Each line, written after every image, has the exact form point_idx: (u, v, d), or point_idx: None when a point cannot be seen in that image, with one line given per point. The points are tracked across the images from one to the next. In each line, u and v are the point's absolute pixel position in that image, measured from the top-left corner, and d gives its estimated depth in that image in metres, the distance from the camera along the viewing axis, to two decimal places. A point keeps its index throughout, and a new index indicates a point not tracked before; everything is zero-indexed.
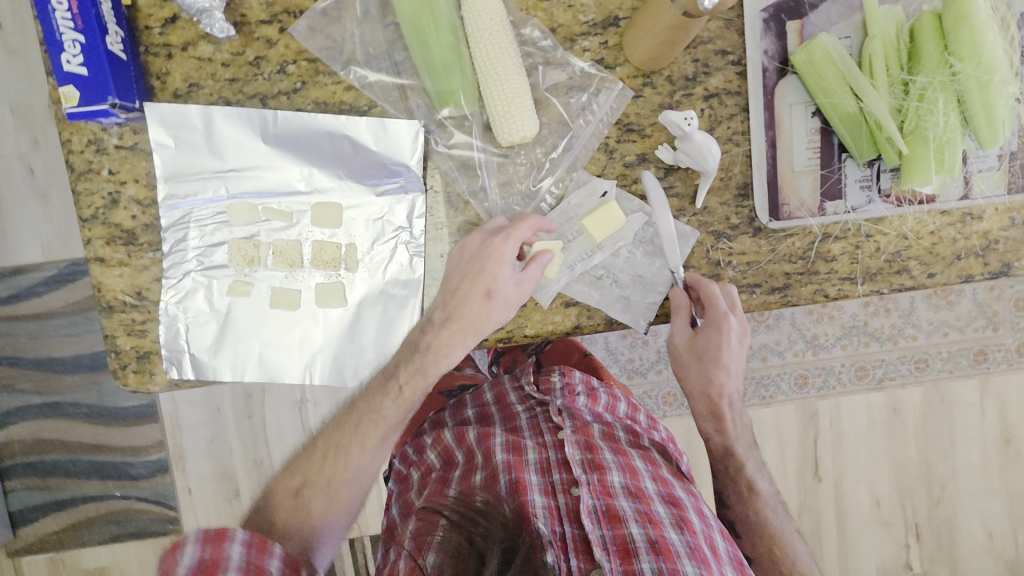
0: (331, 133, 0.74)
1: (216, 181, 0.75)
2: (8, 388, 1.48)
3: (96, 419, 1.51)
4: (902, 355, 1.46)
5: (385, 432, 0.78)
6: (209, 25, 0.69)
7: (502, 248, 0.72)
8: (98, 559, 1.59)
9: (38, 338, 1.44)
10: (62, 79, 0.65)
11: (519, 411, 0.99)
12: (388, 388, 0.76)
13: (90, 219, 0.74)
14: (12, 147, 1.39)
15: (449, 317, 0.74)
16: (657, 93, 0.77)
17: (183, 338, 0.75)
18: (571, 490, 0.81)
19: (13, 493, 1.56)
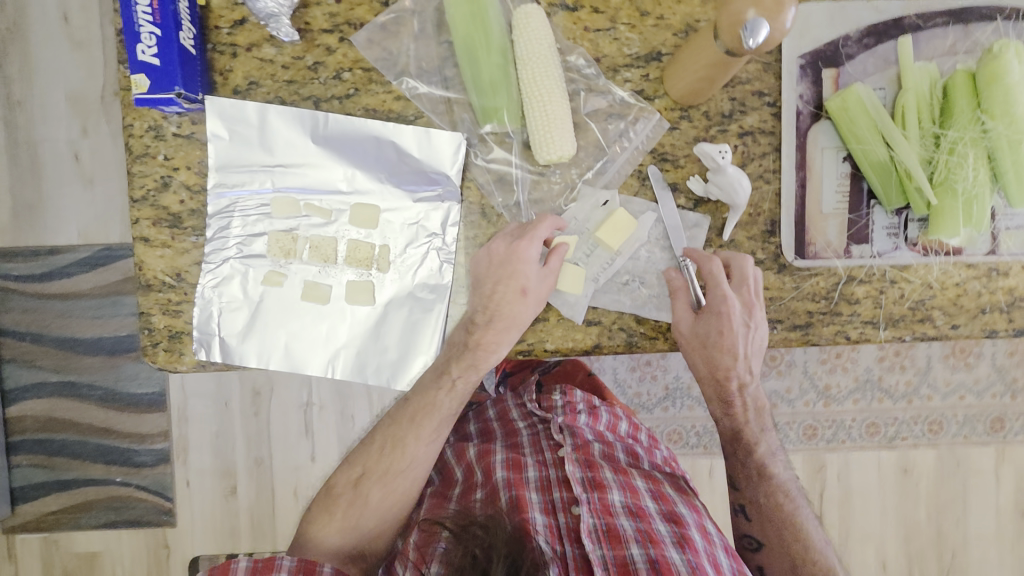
0: (378, 138, 0.77)
1: (263, 174, 0.78)
2: (29, 364, 1.54)
3: (109, 403, 1.56)
4: (916, 415, 1.45)
5: (438, 424, 0.84)
6: (275, 29, 0.73)
7: (526, 249, 0.75)
8: (92, 543, 1.62)
9: (66, 317, 1.51)
10: (135, 67, 0.70)
11: (521, 427, 1.02)
12: (441, 383, 0.81)
13: (140, 200, 0.78)
14: (64, 134, 1.48)
15: (486, 316, 0.77)
16: (693, 126, 0.79)
17: (215, 321, 0.78)
18: (571, 509, 0.84)
19: (17, 469, 1.59)
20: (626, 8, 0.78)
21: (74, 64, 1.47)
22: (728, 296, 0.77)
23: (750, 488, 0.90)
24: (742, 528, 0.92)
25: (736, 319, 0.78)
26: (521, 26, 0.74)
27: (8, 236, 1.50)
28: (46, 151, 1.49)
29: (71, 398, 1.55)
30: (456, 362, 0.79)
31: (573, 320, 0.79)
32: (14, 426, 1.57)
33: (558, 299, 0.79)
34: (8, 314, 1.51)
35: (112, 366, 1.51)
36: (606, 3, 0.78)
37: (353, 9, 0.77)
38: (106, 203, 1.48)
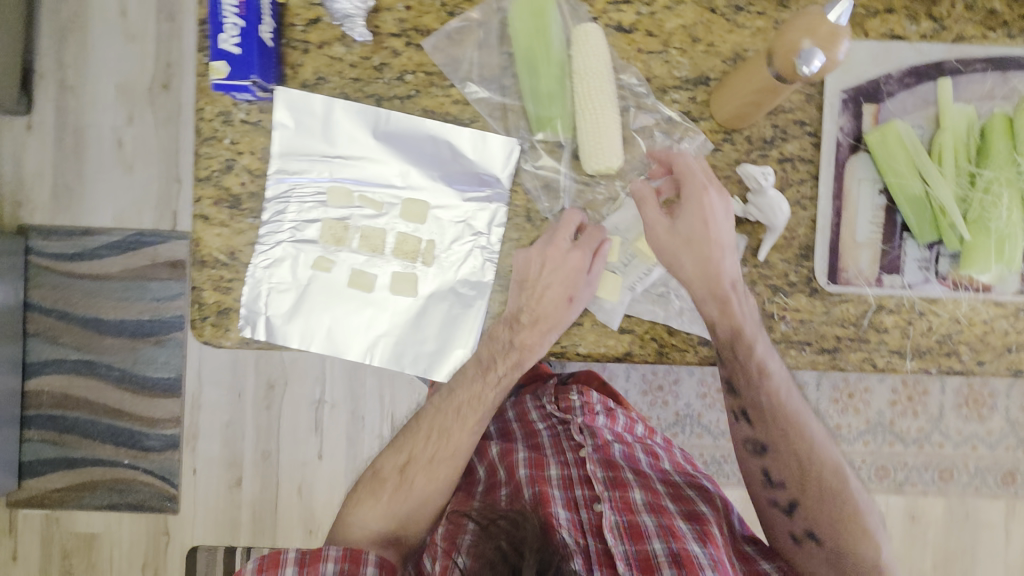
0: (436, 138, 0.81)
1: (323, 164, 0.82)
2: (52, 340, 1.81)
3: (124, 384, 1.84)
4: (927, 461, 1.45)
5: (482, 416, 0.88)
6: (350, 28, 0.78)
7: (576, 260, 0.80)
8: (91, 524, 1.87)
9: (93, 297, 1.81)
10: (216, 54, 0.75)
11: (540, 428, 1.08)
12: (487, 377, 0.84)
13: (204, 179, 0.82)
14: (111, 121, 1.78)
15: (531, 317, 0.80)
16: (735, 149, 0.82)
17: (263, 301, 0.82)
18: (593, 506, 0.92)
19: (28, 444, 1.86)
20: (679, 34, 0.82)
21: (127, 54, 1.76)
22: (704, 189, 0.77)
23: (751, 391, 0.83)
24: (745, 436, 0.87)
25: (717, 211, 0.78)
26: (580, 41, 0.78)
27: (46, 216, 1.80)
28: (92, 134, 1.78)
29: (89, 375, 1.83)
30: (502, 359, 0.83)
31: (608, 325, 0.81)
32: (31, 401, 1.84)
33: (594, 303, 0.81)
34: (37, 291, 1.80)
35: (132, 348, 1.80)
36: (660, 28, 0.82)
37: (421, 16, 0.82)
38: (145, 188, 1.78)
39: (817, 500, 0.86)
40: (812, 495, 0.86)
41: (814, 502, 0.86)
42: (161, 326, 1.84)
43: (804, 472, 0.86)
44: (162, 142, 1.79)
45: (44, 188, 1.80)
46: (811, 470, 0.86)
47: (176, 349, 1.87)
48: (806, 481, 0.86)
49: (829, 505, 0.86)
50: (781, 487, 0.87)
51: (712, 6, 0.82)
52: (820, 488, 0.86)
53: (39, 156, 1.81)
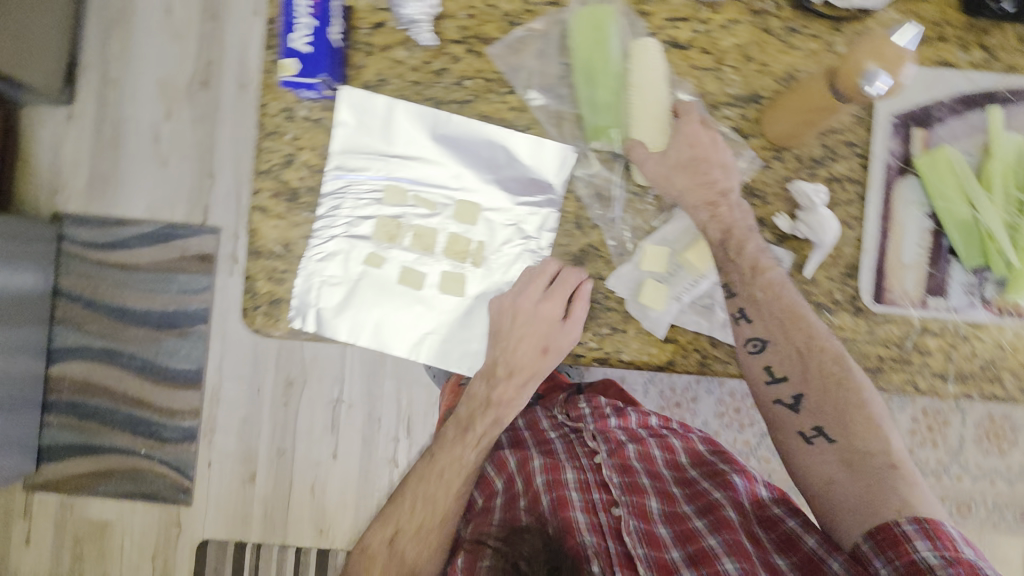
0: (493, 142, 0.83)
1: (380, 163, 0.84)
2: (78, 328, 1.87)
3: (144, 374, 1.89)
4: (946, 494, 1.44)
5: (466, 477, 0.93)
6: (415, 33, 0.82)
7: (549, 309, 0.82)
8: (104, 512, 1.92)
9: (121, 287, 1.87)
10: (289, 54, 0.81)
11: (552, 437, 1.03)
12: (467, 439, 0.93)
13: (264, 172, 0.84)
14: (150, 116, 1.86)
15: (507, 372, 0.88)
16: (785, 167, 0.84)
17: (314, 294, 0.83)
18: (611, 510, 0.87)
19: (47, 430, 1.91)
20: (734, 52, 0.84)
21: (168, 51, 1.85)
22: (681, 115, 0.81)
23: (744, 287, 0.79)
24: (741, 334, 0.80)
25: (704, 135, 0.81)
26: (639, 53, 0.79)
27: (79, 203, 1.88)
28: (129, 126, 1.87)
29: (111, 364, 1.88)
30: (479, 420, 0.92)
31: (654, 334, 0.82)
32: (52, 386, 1.89)
33: (640, 311, 0.82)
34: (66, 279, 1.86)
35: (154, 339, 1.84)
36: (715, 46, 0.84)
37: (482, 25, 0.84)
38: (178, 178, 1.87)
39: (825, 392, 0.77)
40: (817, 386, 0.77)
41: (821, 395, 0.77)
42: (184, 318, 1.88)
43: (809, 364, 0.78)
44: (198, 138, 1.88)
45: (79, 176, 1.90)
46: (817, 364, 0.77)
47: (199, 342, 1.90)
48: (809, 371, 0.78)
49: (835, 396, 0.76)
50: (784, 383, 0.78)
51: (767, 26, 0.84)
52: (825, 378, 0.77)
53: (77, 143, 1.90)
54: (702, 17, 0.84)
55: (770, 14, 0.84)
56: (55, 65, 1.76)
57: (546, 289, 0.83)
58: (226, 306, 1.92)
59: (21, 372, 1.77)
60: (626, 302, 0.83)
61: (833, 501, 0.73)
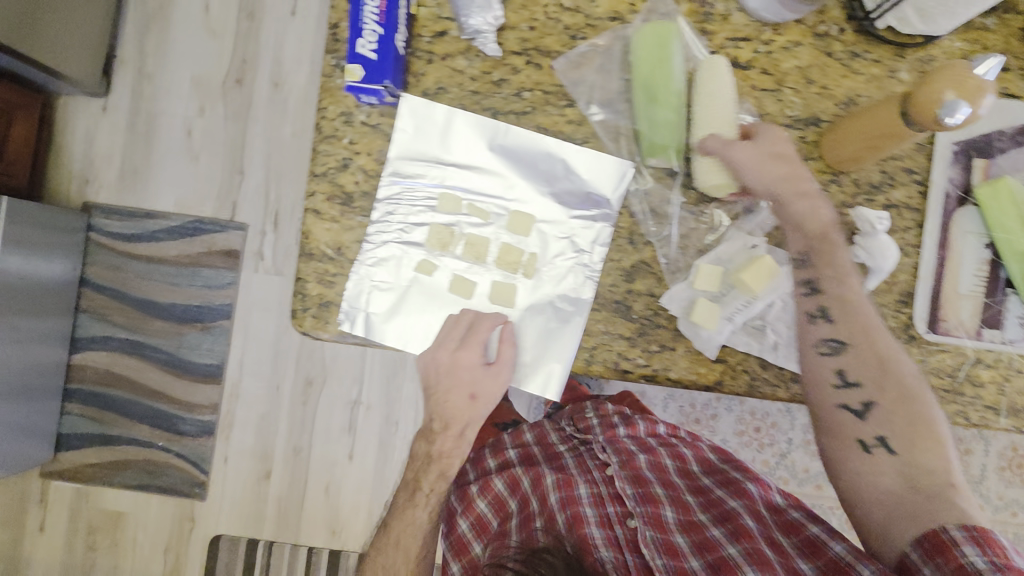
0: (551, 154, 0.82)
1: (436, 170, 0.84)
2: (103, 318, 2.03)
3: (168, 367, 2.03)
4: None
5: (421, 538, 1.00)
6: (482, 44, 0.82)
7: (467, 356, 0.84)
8: (119, 503, 2.04)
9: (146, 279, 2.03)
10: (353, 59, 0.77)
11: (563, 451, 1.08)
12: (416, 500, 1.01)
13: (320, 175, 0.84)
14: (184, 112, 2.02)
15: (443, 423, 0.93)
16: (841, 191, 0.83)
17: (365, 298, 0.83)
18: (626, 523, 0.90)
19: (68, 417, 2.04)
20: (794, 74, 0.84)
21: (207, 48, 2.01)
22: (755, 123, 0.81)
23: (835, 287, 0.79)
24: (818, 334, 0.79)
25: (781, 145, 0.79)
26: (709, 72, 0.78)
27: (111, 195, 2.03)
28: (163, 122, 2.03)
29: (135, 355, 2.04)
30: (425, 477, 0.99)
31: (704, 354, 0.82)
32: (75, 373, 2.04)
33: (691, 329, 0.82)
34: (94, 268, 2.02)
35: (178, 333, 2.00)
36: (776, 67, 0.84)
37: (543, 37, 0.84)
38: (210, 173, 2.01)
39: (895, 405, 0.76)
40: (891, 398, 0.76)
41: (891, 408, 0.76)
42: (209, 313, 2.02)
43: (886, 375, 0.77)
44: (230, 135, 2.01)
45: (111, 168, 2.03)
46: (891, 375, 0.77)
47: (221, 337, 2.02)
48: (885, 382, 0.77)
49: (906, 411, 0.76)
50: (854, 388, 0.78)
51: (828, 49, 0.84)
52: (897, 391, 0.76)
53: (110, 136, 2.04)
54: (764, 38, 0.84)
55: (832, 37, 0.83)
56: (88, 54, 1.88)
57: (462, 340, 0.84)
58: (254, 301, 2.01)
59: (47, 360, 1.92)
60: (677, 320, 0.83)
61: (884, 506, 0.73)
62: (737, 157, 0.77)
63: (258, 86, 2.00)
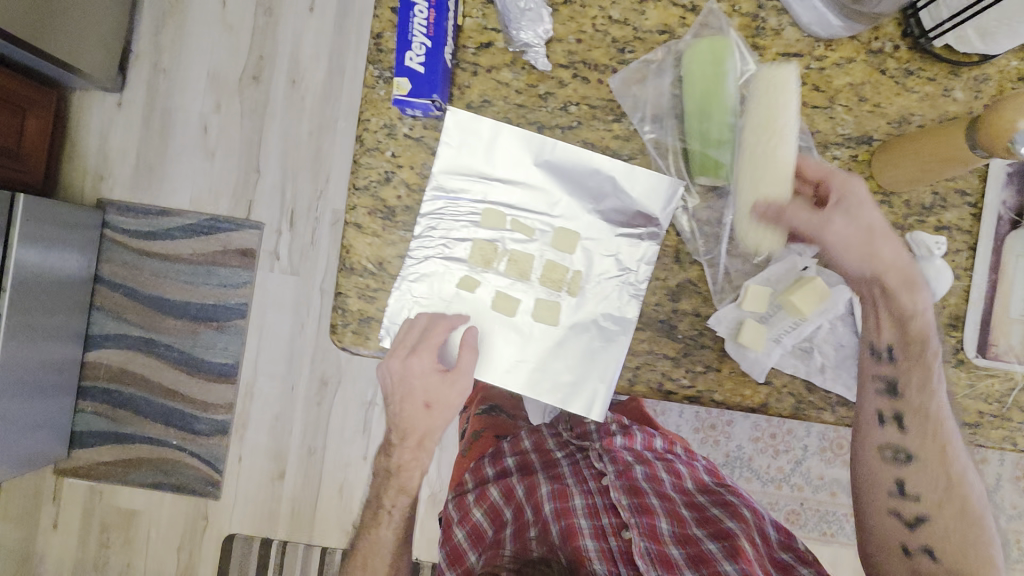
0: (599, 171, 0.80)
1: (480, 185, 0.82)
2: (117, 317, 2.02)
3: (182, 365, 2.02)
4: None
5: (387, 553, 1.04)
6: (533, 58, 0.80)
7: (418, 364, 0.82)
8: (133, 501, 2.02)
9: (161, 278, 2.01)
10: (401, 71, 0.76)
11: (559, 458, 1.12)
12: (380, 516, 1.05)
13: (362, 189, 0.83)
14: (200, 108, 1.99)
15: (401, 431, 0.93)
16: (893, 212, 0.82)
17: (406, 314, 0.83)
18: (621, 534, 0.94)
19: (82, 415, 2.03)
20: (846, 92, 0.82)
21: (223, 45, 1.98)
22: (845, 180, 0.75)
23: (916, 397, 0.81)
24: (888, 438, 0.83)
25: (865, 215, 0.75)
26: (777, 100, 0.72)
27: (126, 192, 2.00)
28: (179, 118, 2.00)
29: (149, 354, 2.02)
30: (386, 493, 1.03)
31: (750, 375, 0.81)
32: (89, 371, 2.03)
33: (737, 350, 0.81)
34: (108, 265, 2.00)
35: (193, 332, 1.98)
36: (828, 84, 0.82)
37: (590, 50, 0.82)
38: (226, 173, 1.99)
39: (950, 527, 0.81)
40: (946, 519, 0.81)
41: (945, 529, 0.81)
42: (223, 311, 2.00)
43: (948, 495, 0.81)
44: (245, 133, 1.98)
45: (126, 165, 2.00)
46: (952, 495, 0.81)
47: (235, 337, 2.01)
48: (943, 503, 0.81)
49: (959, 532, 0.80)
50: (911, 500, 0.83)
51: (882, 67, 0.82)
52: (954, 513, 0.81)
53: (125, 132, 2.01)
54: (817, 54, 0.82)
55: (886, 54, 0.82)
56: (106, 51, 1.85)
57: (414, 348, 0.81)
58: (269, 301, 1.99)
59: (62, 357, 1.90)
60: (723, 341, 0.82)
61: None
62: (828, 238, 0.75)
63: (275, 83, 1.97)
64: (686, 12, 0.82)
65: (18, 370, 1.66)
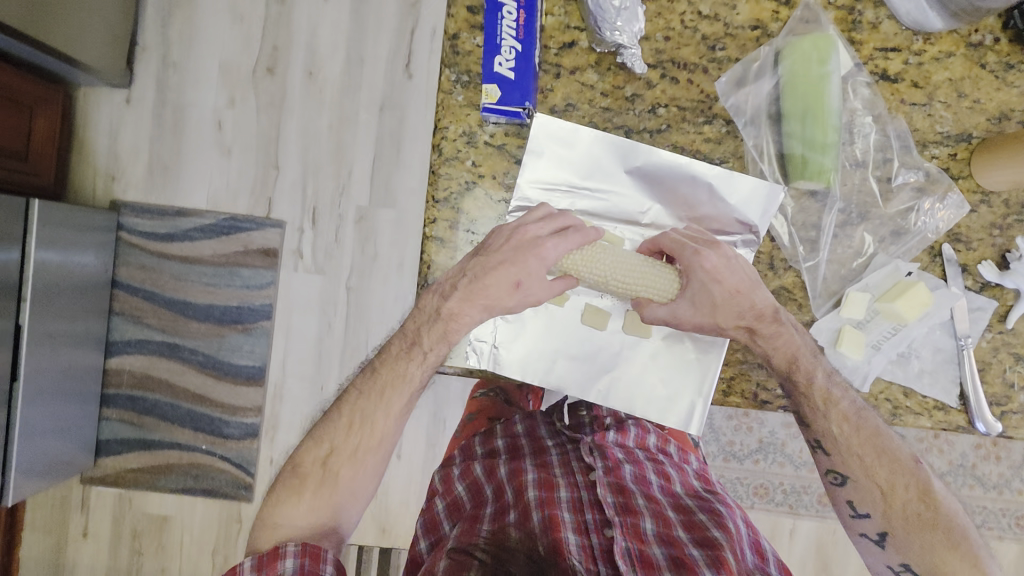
0: (695, 178, 0.78)
1: (568, 194, 0.81)
2: (136, 320, 1.75)
3: (207, 369, 1.74)
4: (1003, 507, 1.50)
5: (409, 396, 0.82)
6: (629, 60, 0.76)
7: (550, 252, 0.75)
8: (164, 508, 1.73)
9: (182, 280, 1.74)
10: (490, 78, 0.75)
11: (550, 446, 0.95)
12: (412, 354, 0.81)
13: (442, 201, 0.79)
14: (212, 103, 1.72)
15: (469, 282, 0.75)
16: (992, 212, 0.79)
17: (493, 331, 0.81)
18: (604, 531, 0.77)
19: (106, 423, 1.76)
20: (945, 87, 0.78)
21: (231, 36, 1.72)
22: (697, 248, 0.76)
23: (820, 417, 0.77)
24: (821, 462, 0.79)
25: (715, 287, 0.75)
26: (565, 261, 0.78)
27: (140, 193, 1.73)
28: (192, 115, 1.73)
29: (172, 358, 1.74)
30: (428, 333, 0.80)
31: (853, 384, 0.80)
32: (111, 378, 1.75)
33: (836, 358, 0.80)
34: (126, 268, 1.73)
35: (219, 336, 1.71)
36: (926, 79, 0.78)
37: (679, 48, 0.78)
38: (243, 172, 1.72)
39: (911, 531, 0.74)
40: (908, 530, 0.75)
41: (906, 535, 0.74)
42: (249, 313, 1.72)
43: (891, 502, 0.75)
44: (261, 129, 1.72)
45: (139, 165, 1.74)
46: (896, 496, 0.75)
47: (262, 339, 1.72)
48: (893, 510, 0.75)
49: (923, 534, 0.74)
50: (867, 519, 0.77)
51: (982, 61, 0.78)
52: (910, 517, 0.75)
53: (136, 129, 1.75)
54: (914, 48, 0.78)
55: (986, 47, 0.77)
56: (109, 38, 1.58)
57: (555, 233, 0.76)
58: (294, 300, 1.72)
59: (82, 364, 1.63)
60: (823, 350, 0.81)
61: None
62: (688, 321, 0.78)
63: (291, 75, 1.71)
64: (780, 5, 0.78)
65: (44, 381, 1.45)
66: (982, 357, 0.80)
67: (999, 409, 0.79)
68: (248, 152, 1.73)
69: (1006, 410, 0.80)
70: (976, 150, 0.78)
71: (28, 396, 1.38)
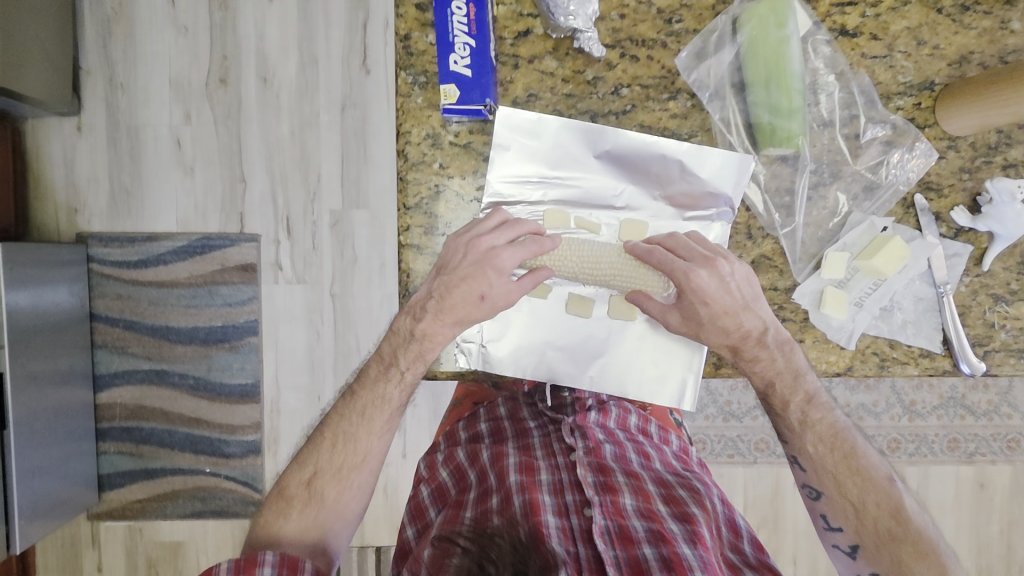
0: (665, 156, 0.77)
1: (540, 184, 0.79)
2: (120, 351, 1.70)
3: (199, 392, 1.71)
4: (994, 433, 1.53)
5: (389, 414, 0.81)
6: (585, 44, 0.75)
7: (506, 260, 0.74)
8: (176, 533, 1.72)
9: (162, 305, 1.69)
10: (447, 77, 0.74)
11: (532, 427, 0.94)
12: (390, 376, 0.80)
13: (414, 207, 0.79)
14: (167, 120, 1.67)
15: (437, 303, 0.74)
16: (960, 156, 0.79)
17: (479, 331, 0.80)
18: (584, 511, 0.77)
19: (104, 457, 1.72)
20: (904, 36, 0.78)
21: (178, 46, 1.65)
22: (688, 270, 0.73)
23: (797, 437, 0.78)
24: (797, 477, 0.80)
25: (715, 305, 0.74)
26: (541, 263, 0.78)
27: (106, 222, 1.68)
28: (148, 136, 1.67)
29: (162, 385, 1.71)
30: (400, 350, 0.79)
31: (839, 342, 0.81)
32: (103, 413, 1.71)
33: (820, 318, 0.81)
34: (102, 300, 1.68)
35: (208, 357, 1.68)
36: (885, 30, 0.78)
37: (635, 25, 0.77)
38: (208, 188, 1.67)
39: (881, 547, 0.74)
40: (875, 542, 0.74)
41: (877, 550, 0.74)
42: (234, 331, 1.69)
43: (863, 518, 0.75)
44: (222, 141, 1.67)
45: (100, 192, 1.68)
46: (867, 512, 0.75)
47: (252, 355, 1.69)
48: (864, 523, 0.75)
49: (892, 549, 0.73)
50: (838, 532, 0.77)
51: (937, 5, 0.77)
52: (881, 533, 0.74)
53: (92, 156, 1.68)
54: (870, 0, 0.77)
55: None
56: (50, 67, 1.50)
57: (511, 241, 0.75)
58: (278, 313, 1.69)
59: (71, 402, 1.60)
60: (807, 312, 0.81)
61: None
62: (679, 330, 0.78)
63: (245, 84, 1.65)
64: None
65: (35, 425, 1.42)
66: (962, 302, 0.82)
67: (981, 349, 0.81)
68: (210, 166, 1.68)
69: (989, 348, 0.81)
70: (980, 80, 0.71)
71: (20, 443, 1.35)
